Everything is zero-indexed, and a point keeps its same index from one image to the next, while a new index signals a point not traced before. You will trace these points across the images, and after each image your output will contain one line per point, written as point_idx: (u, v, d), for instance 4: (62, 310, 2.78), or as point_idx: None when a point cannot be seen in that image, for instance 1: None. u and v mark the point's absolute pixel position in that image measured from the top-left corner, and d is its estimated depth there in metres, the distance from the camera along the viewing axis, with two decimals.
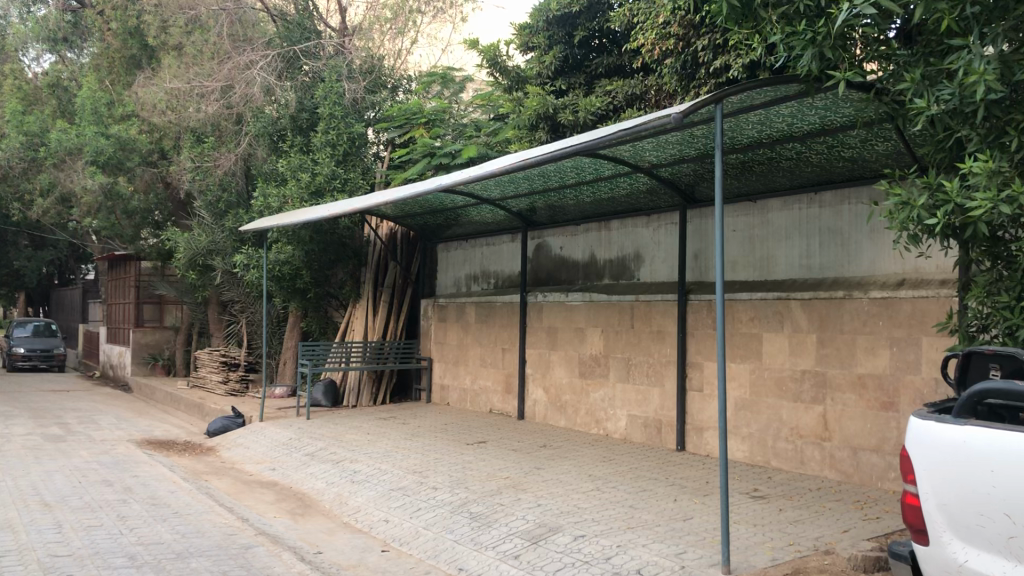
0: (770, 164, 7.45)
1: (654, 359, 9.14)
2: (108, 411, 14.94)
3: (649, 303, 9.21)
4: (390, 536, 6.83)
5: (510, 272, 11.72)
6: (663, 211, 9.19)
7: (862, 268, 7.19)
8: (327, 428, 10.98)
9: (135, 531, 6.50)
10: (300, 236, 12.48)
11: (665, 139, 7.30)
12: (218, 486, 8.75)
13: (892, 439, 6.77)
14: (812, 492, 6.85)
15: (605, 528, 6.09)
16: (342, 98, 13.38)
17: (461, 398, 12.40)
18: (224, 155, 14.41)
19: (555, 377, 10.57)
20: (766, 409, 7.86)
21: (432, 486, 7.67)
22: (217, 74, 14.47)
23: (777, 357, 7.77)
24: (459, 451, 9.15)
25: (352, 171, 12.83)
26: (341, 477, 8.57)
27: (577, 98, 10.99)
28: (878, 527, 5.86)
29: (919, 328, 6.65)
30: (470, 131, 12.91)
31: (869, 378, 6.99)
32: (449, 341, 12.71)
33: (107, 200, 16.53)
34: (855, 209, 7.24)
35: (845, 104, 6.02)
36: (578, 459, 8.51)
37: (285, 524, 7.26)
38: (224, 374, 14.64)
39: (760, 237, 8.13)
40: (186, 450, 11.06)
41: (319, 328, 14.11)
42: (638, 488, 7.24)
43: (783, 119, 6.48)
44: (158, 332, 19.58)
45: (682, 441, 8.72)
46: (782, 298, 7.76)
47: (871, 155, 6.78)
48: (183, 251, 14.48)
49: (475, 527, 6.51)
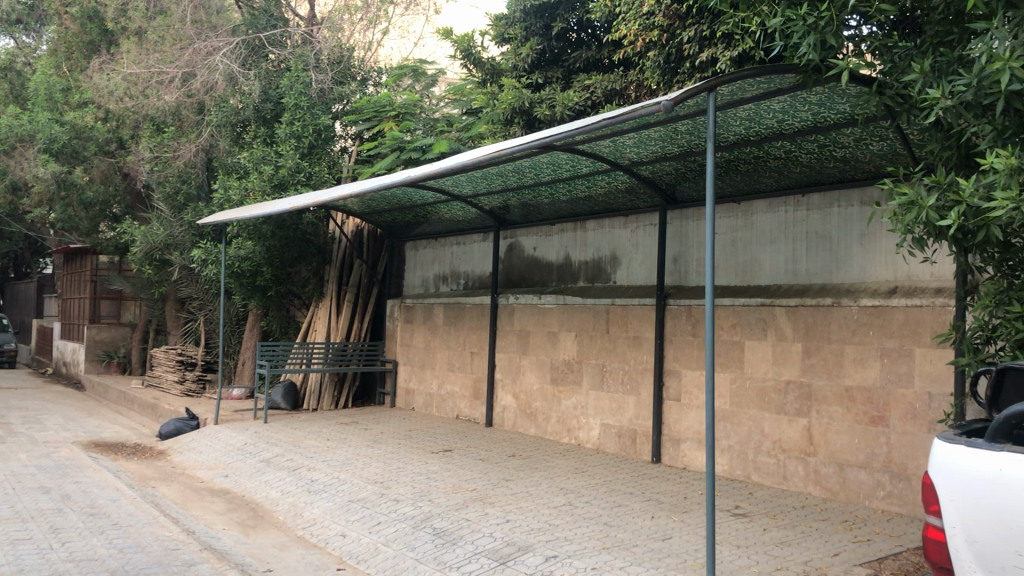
0: (757, 164, 7.08)
1: (629, 365, 8.74)
2: (56, 410, 14.29)
3: (626, 307, 8.82)
4: (346, 552, 6.37)
5: (481, 272, 11.28)
6: (642, 211, 8.79)
7: (852, 274, 6.83)
8: (285, 433, 10.46)
9: (67, 547, 5.95)
10: (261, 231, 11.96)
11: (647, 134, 6.89)
12: (165, 494, 8.22)
13: (880, 456, 6.42)
14: (796, 511, 6.47)
15: (579, 548, 5.67)
16: (308, 88, 12.88)
17: (427, 404, 11.93)
18: (185, 146, 13.83)
19: (526, 383, 10.14)
20: (746, 421, 7.47)
21: (394, 498, 7.20)
22: (179, 60, 13.89)
23: (760, 366, 7.40)
24: (423, 459, 8.69)
25: (318, 164, 12.35)
26: (297, 486, 8.07)
27: (554, 92, 10.61)
28: (869, 551, 5.48)
29: (912, 338, 6.30)
30: (442, 126, 12.56)
31: (858, 390, 6.62)
32: (416, 343, 12.23)
33: (60, 189, 15.85)
34: (846, 212, 6.88)
35: (842, 98, 5.66)
36: (549, 470, 8.09)
37: (233, 537, 6.75)
38: (180, 374, 14.06)
39: (744, 240, 7.76)
40: (134, 454, 10.48)
41: (280, 328, 13.65)
42: (613, 504, 6.82)
43: (774, 115, 6.12)
44: (114, 329, 18.88)
45: (658, 453, 8.32)
46: (767, 305, 7.39)
47: (864, 155, 6.41)
48: (139, 245, 13.88)
49: (438, 544, 6.06)
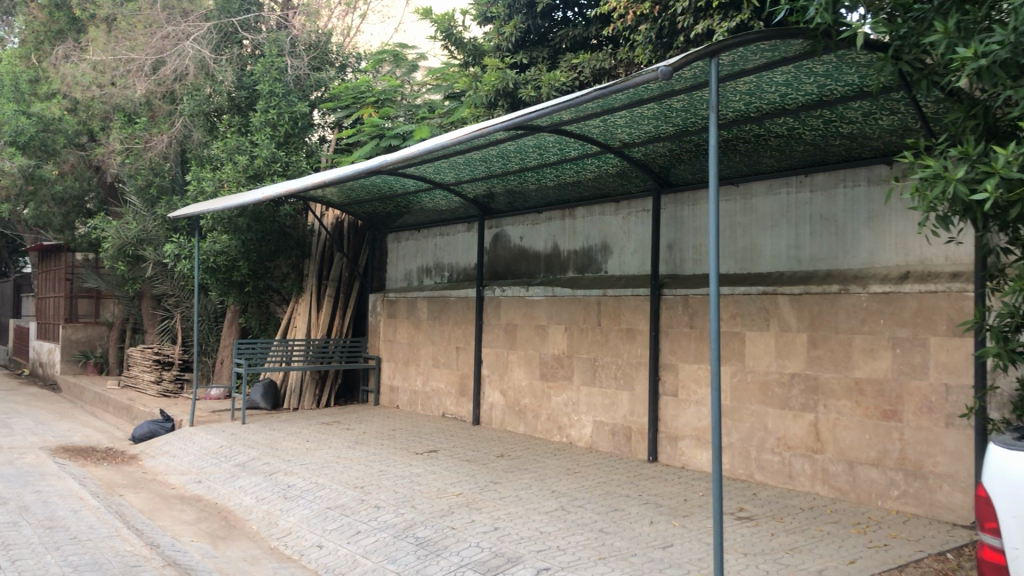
0: (756, 143, 6.65)
1: (623, 359, 8.30)
2: (27, 412, 13.74)
3: (618, 297, 8.37)
4: (322, 565, 5.91)
5: (465, 264, 10.81)
6: (634, 197, 8.33)
7: (859, 259, 6.40)
8: (263, 435, 9.96)
9: (17, 567, 5.46)
10: (237, 224, 11.41)
11: (639, 112, 6.44)
12: (132, 503, 7.73)
13: (893, 452, 6.00)
14: (805, 513, 6.04)
15: (573, 559, 5.23)
16: (284, 74, 12.41)
17: (412, 401, 11.46)
18: (156, 136, 13.26)
19: (514, 379, 9.69)
20: (748, 417, 7.04)
21: (374, 504, 6.72)
22: (148, 47, 13.38)
23: (762, 359, 6.97)
24: (407, 462, 8.23)
25: (295, 154, 11.89)
26: (273, 493, 7.60)
27: (540, 72, 10.17)
28: (888, 558, 5.06)
29: (927, 327, 5.87)
30: (424, 112, 12.10)
31: (868, 383, 6.19)
32: (400, 339, 11.77)
33: (27, 182, 15.39)
34: (852, 193, 6.46)
35: (851, 67, 5.23)
36: (540, 472, 7.64)
37: (202, 551, 6.28)
38: (157, 373, 13.54)
39: (743, 225, 7.32)
40: (105, 459, 9.97)
41: (259, 324, 13.17)
42: (608, 508, 6.37)
43: (777, 88, 5.69)
44: (91, 328, 18.33)
45: (655, 451, 7.88)
46: (769, 294, 6.95)
47: (873, 130, 5.98)
48: (111, 241, 13.32)
49: (420, 556, 5.61)
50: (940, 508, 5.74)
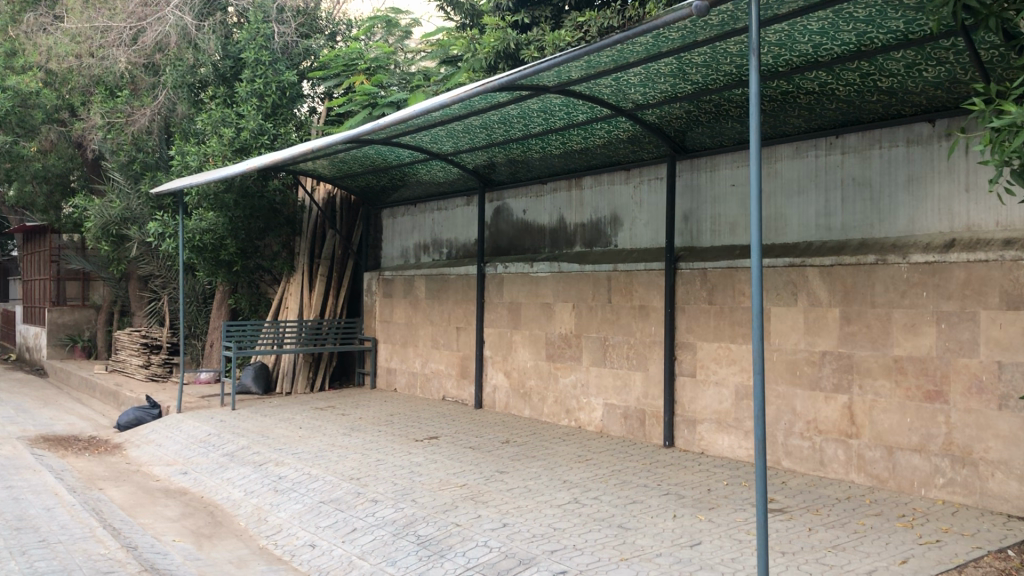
0: (783, 101, 6.10)
1: (635, 338, 7.76)
2: (9, 400, 13.19)
3: (630, 273, 7.83)
4: (315, 568, 5.40)
5: (465, 240, 10.25)
6: (646, 164, 7.77)
7: (897, 226, 5.87)
8: (253, 422, 9.44)
9: None
10: (223, 201, 10.88)
11: (655, 67, 5.85)
12: (111, 498, 7.21)
13: (938, 436, 5.49)
14: (842, 504, 5.53)
15: (593, 560, 4.70)
16: (270, 41, 11.78)
17: (411, 384, 10.95)
18: (138, 109, 12.64)
19: (519, 360, 9.16)
20: (774, 399, 6.52)
21: (371, 498, 6.19)
22: (127, 15, 12.74)
23: (790, 337, 6.45)
24: (406, 449, 7.71)
25: (284, 125, 11.30)
26: (262, 485, 7.08)
27: (543, 32, 9.64)
28: (943, 556, 4.54)
29: (977, 300, 5.34)
30: (418, 80, 11.57)
31: (909, 361, 5.67)
32: (397, 319, 11.22)
33: (4, 160, 14.78)
34: (889, 154, 5.92)
35: (896, 11, 4.65)
36: (550, 459, 7.13)
37: (185, 553, 5.77)
38: (144, 357, 12.98)
39: (767, 192, 6.76)
40: (87, 449, 9.45)
41: (250, 305, 12.62)
42: (626, 501, 5.85)
43: (810, 38, 5.11)
44: (78, 311, 17.68)
45: (671, 436, 7.37)
46: (797, 266, 6.41)
47: (915, 84, 5.41)
48: (94, 220, 12.89)
49: (423, 557, 5.10)
50: (992, 498, 5.23)
